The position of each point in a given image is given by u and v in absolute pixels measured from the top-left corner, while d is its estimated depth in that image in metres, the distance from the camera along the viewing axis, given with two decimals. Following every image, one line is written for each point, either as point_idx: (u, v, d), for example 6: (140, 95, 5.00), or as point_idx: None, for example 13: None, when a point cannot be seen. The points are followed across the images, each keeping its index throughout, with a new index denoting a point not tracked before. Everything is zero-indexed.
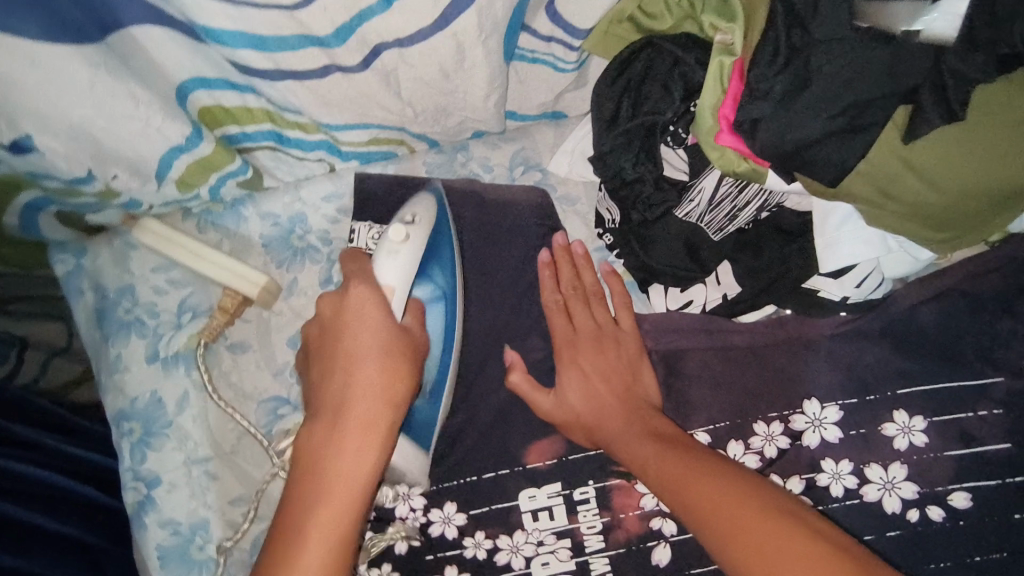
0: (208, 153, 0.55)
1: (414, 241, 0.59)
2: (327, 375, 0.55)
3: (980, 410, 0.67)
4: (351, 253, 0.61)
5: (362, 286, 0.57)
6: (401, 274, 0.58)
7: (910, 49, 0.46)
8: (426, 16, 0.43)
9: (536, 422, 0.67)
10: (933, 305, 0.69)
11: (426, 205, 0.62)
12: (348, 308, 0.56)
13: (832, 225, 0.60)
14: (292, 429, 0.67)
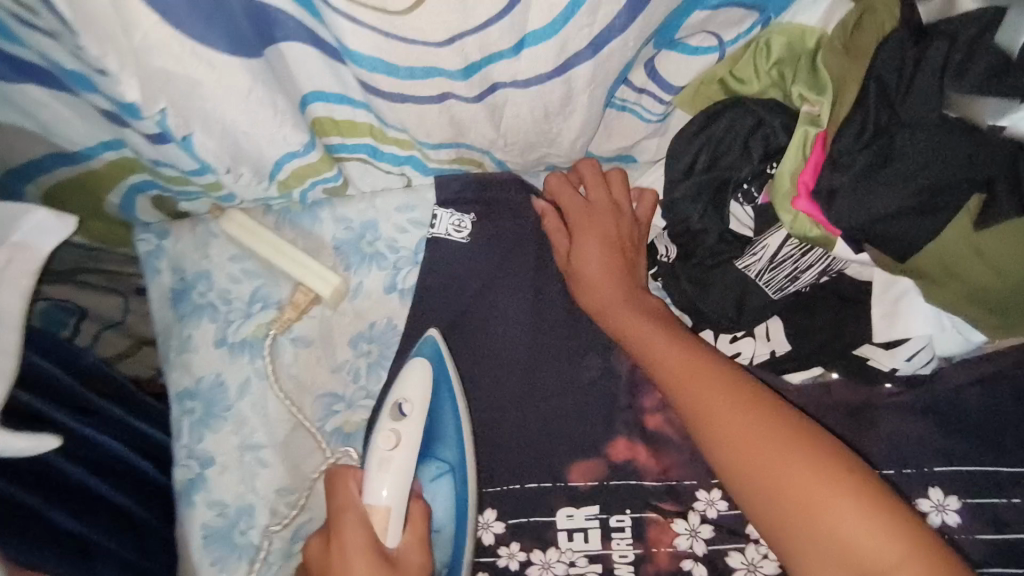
0: (314, 161, 0.60)
1: (404, 448, 0.63)
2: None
3: (1014, 497, 0.66)
4: (332, 471, 0.64)
5: (351, 518, 0.59)
6: (396, 492, 0.61)
7: (992, 141, 0.48)
8: (548, 62, 0.45)
9: (577, 447, 0.70)
10: (977, 390, 0.69)
11: (420, 376, 0.66)
12: (333, 564, 0.57)
13: (889, 295, 0.62)
14: (342, 426, 0.70)
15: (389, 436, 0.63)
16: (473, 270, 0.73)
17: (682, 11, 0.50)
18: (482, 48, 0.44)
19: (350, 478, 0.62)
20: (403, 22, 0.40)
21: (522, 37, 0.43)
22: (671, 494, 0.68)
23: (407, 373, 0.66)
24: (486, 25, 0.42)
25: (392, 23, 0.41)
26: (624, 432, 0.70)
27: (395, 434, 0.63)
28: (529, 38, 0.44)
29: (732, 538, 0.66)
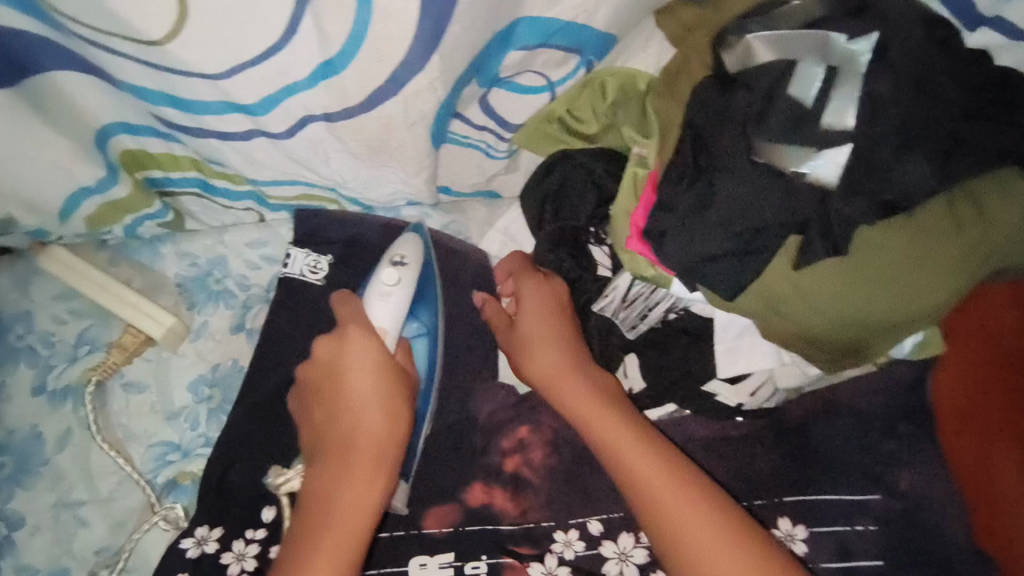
0: (122, 197, 0.58)
1: (404, 286, 0.61)
2: (324, 410, 0.59)
3: (858, 525, 0.70)
4: (340, 294, 0.64)
5: (356, 329, 0.60)
6: (391, 315, 0.61)
7: (800, 187, 0.50)
8: (355, 96, 0.44)
9: (433, 489, 0.69)
10: (823, 420, 0.74)
11: (412, 244, 0.64)
12: (343, 354, 0.59)
13: (730, 334, 0.64)
14: (176, 477, 0.64)
15: (392, 274, 0.61)
16: (327, 305, 0.69)
17: (496, 49, 0.45)
18: (263, 84, 0.43)
19: (354, 300, 0.63)
20: (163, 52, 0.41)
21: (318, 66, 0.42)
22: (529, 538, 0.67)
23: (399, 238, 0.64)
24: (273, 53, 0.41)
25: (151, 54, 0.42)
26: (485, 474, 0.69)
27: (399, 274, 0.61)
28: (326, 67, 0.42)
29: None
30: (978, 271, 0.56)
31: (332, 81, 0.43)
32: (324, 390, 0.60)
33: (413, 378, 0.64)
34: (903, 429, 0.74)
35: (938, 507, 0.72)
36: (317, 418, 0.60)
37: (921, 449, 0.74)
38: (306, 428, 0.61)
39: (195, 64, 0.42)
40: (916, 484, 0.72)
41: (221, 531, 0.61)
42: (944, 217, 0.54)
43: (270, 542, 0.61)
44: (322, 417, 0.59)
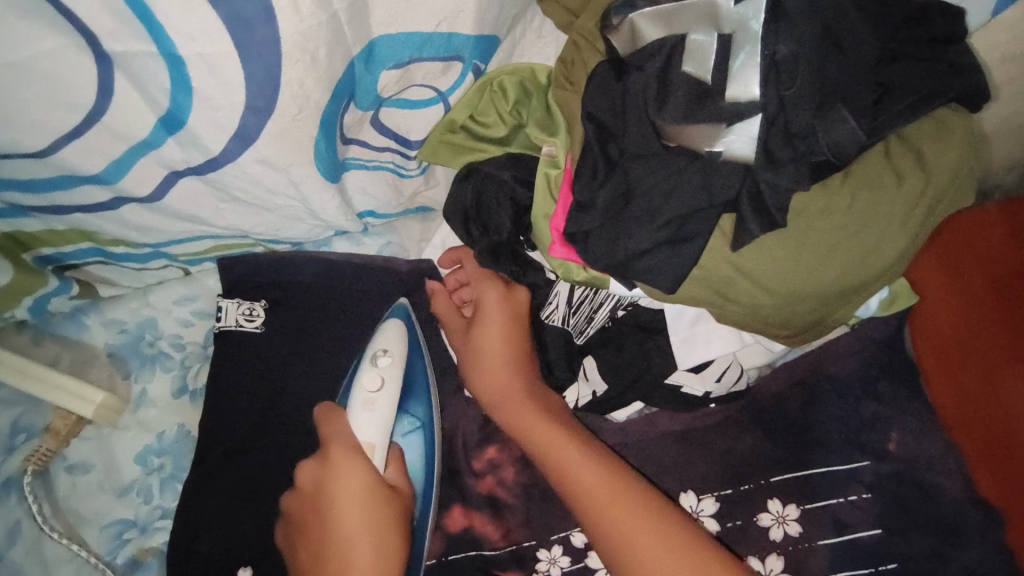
0: (10, 281, 0.54)
1: (388, 391, 0.61)
2: (305, 548, 0.57)
3: (850, 495, 0.68)
4: (324, 408, 0.62)
5: (339, 445, 0.58)
6: (378, 430, 0.59)
7: (718, 164, 0.47)
8: (220, 137, 0.41)
9: None
10: (797, 391, 0.72)
11: (396, 333, 0.63)
12: (325, 478, 0.57)
13: (682, 326, 0.59)
14: (136, 554, 0.62)
15: (373, 377, 0.60)
16: (275, 353, 0.67)
17: (362, 69, 0.43)
18: (96, 150, 0.42)
19: (339, 410, 0.61)
20: None
21: (165, 115, 0.39)
22: (513, 561, 0.65)
23: (381, 329, 0.64)
24: (101, 110, 0.39)
25: None
26: (459, 500, 0.66)
27: (381, 376, 0.61)
28: (175, 116, 0.39)
29: None
30: (928, 222, 0.53)
31: (189, 130, 0.40)
32: (308, 528, 0.57)
33: (408, 500, 0.60)
34: (884, 387, 0.72)
35: (929, 464, 0.69)
36: (300, 560, 0.57)
37: (905, 406, 0.72)
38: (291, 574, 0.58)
39: (15, 143, 0.41)
40: (905, 445, 0.70)
41: None
42: (883, 171, 0.51)
43: None
44: (307, 556, 0.57)
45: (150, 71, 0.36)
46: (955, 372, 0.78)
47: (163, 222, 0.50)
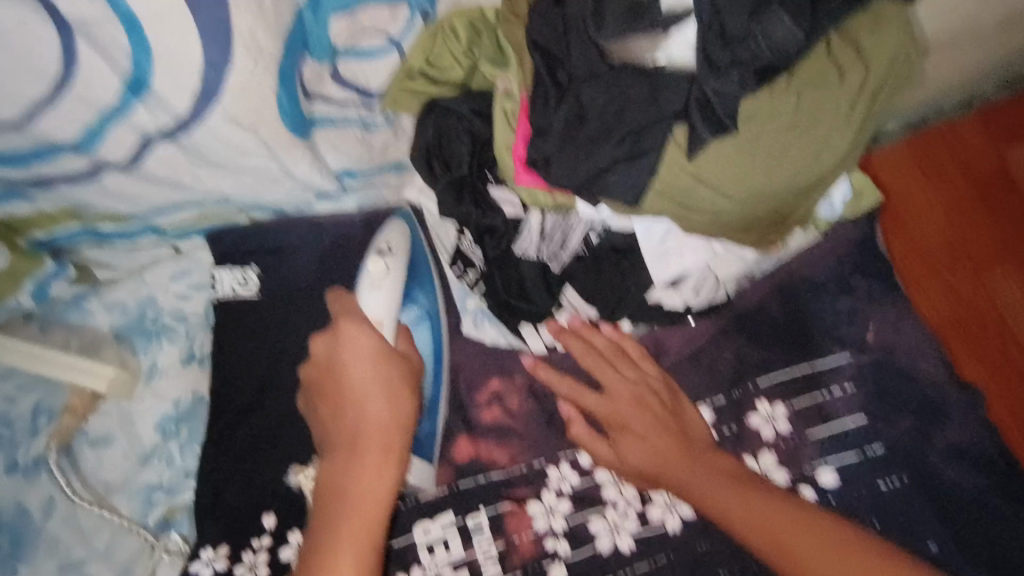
0: (9, 264, 0.61)
1: (394, 274, 0.63)
2: (333, 423, 0.61)
3: (834, 387, 0.71)
4: (336, 296, 0.67)
5: (349, 321, 0.63)
6: (384, 307, 0.63)
7: (666, 76, 0.50)
8: (187, 92, 0.44)
9: None
10: (778, 296, 0.74)
11: (399, 233, 0.65)
12: (337, 351, 0.63)
13: (655, 240, 0.62)
14: (166, 514, 0.66)
15: (379, 265, 0.62)
16: (273, 315, 0.70)
17: (312, 19, 0.48)
18: (68, 119, 0.45)
19: (352, 301, 0.65)
20: None
21: (131, 74, 0.43)
22: (520, 482, 0.69)
23: (385, 228, 0.66)
24: (70, 80, 0.42)
25: None
26: (464, 432, 0.70)
27: (386, 265, 0.63)
28: (142, 74, 0.43)
29: (590, 506, 0.68)
30: (874, 111, 0.55)
31: (157, 87, 0.43)
32: (348, 443, 0.60)
33: (416, 364, 0.65)
34: (858, 282, 0.75)
35: (907, 351, 0.73)
36: (321, 411, 0.63)
37: (880, 300, 0.75)
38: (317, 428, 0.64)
39: None
40: (881, 335, 0.73)
41: (227, 547, 0.64)
42: (826, 69, 0.53)
43: (278, 546, 0.64)
44: (329, 412, 0.62)
45: (110, 35, 0.41)
46: (935, 272, 0.83)
47: (144, 189, 0.53)
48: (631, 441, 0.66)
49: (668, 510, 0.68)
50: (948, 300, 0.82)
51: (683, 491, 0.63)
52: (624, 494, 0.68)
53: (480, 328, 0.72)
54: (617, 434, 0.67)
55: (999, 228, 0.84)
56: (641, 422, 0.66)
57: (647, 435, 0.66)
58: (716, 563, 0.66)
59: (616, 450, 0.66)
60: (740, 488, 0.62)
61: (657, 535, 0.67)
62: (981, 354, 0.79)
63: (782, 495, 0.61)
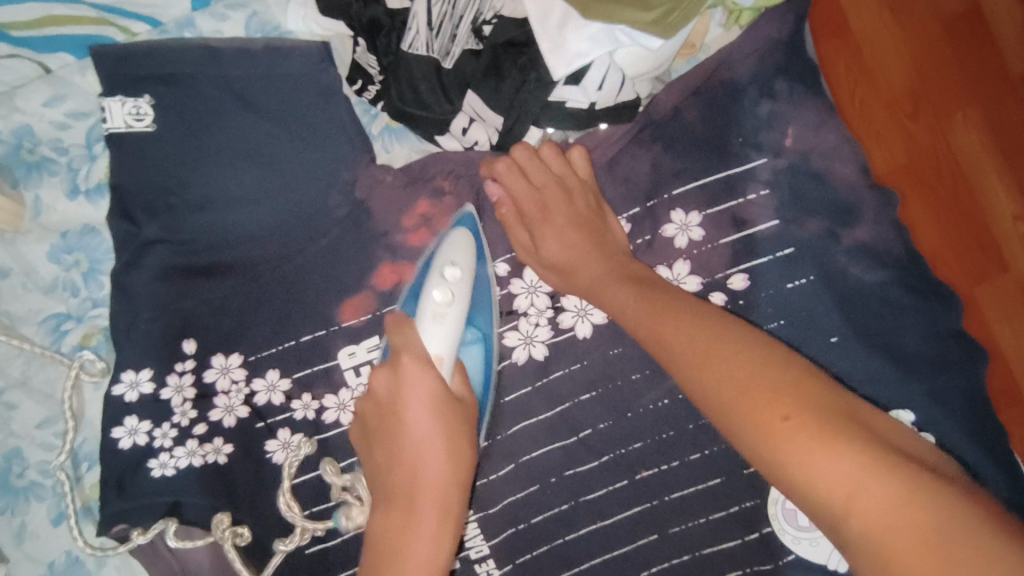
0: None
1: (457, 302, 0.60)
2: (387, 452, 0.58)
3: (750, 194, 0.69)
4: (394, 316, 0.61)
5: (412, 358, 0.58)
6: (448, 343, 0.59)
7: None
8: None
9: (339, 279, 0.67)
10: (694, 101, 0.70)
11: (463, 244, 0.62)
12: (402, 391, 0.58)
13: (551, 25, 0.59)
14: (81, 340, 0.66)
15: (446, 291, 0.59)
16: (157, 144, 0.66)
17: None
18: None
19: (410, 320, 0.60)
20: None
21: None
22: None
23: (451, 239, 0.62)
24: None
25: None
26: (377, 248, 0.67)
27: (452, 291, 0.59)
28: None
29: (505, 320, 0.68)
30: None
31: None
32: (386, 426, 0.58)
33: (473, 412, 0.60)
34: (780, 84, 0.71)
35: (824, 153, 0.71)
36: (377, 457, 0.58)
37: (802, 102, 0.71)
38: (364, 464, 0.60)
39: None
40: (800, 138, 0.70)
41: (150, 372, 0.65)
42: None
43: (201, 369, 0.65)
44: (383, 460, 0.58)
45: None
46: (902, 120, 0.77)
47: None
48: (551, 235, 0.65)
49: (579, 317, 0.68)
50: (909, 151, 0.77)
51: (598, 283, 0.63)
52: (536, 304, 0.68)
53: (391, 152, 0.69)
54: (538, 224, 0.65)
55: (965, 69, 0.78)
56: (562, 217, 0.65)
57: (564, 227, 0.65)
58: (630, 367, 0.68)
59: (534, 240, 0.66)
60: (665, 309, 0.59)
61: (569, 341, 0.68)
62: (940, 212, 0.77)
63: (725, 320, 0.57)
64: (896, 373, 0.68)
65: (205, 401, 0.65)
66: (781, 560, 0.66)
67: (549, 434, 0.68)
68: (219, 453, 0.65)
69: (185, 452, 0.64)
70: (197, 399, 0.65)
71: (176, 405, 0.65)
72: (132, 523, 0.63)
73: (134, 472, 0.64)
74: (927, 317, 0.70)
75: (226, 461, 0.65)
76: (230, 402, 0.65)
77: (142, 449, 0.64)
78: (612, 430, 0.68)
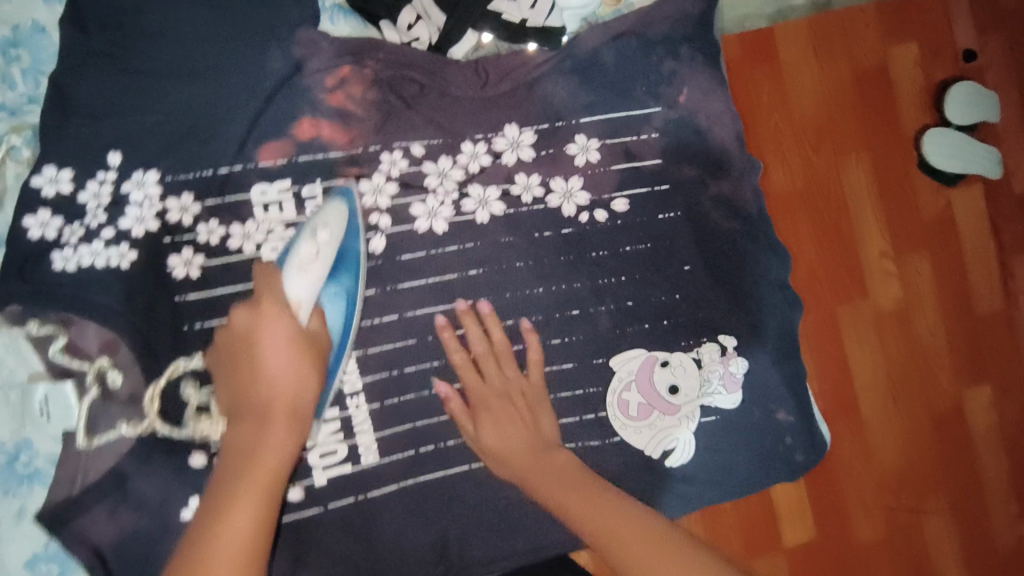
0: None
1: (322, 257, 0.72)
2: (241, 375, 0.69)
3: (643, 134, 0.82)
4: (262, 266, 0.74)
5: (273, 300, 0.71)
6: (306, 289, 0.71)
7: None
8: None
9: (271, 121, 0.76)
10: (611, 46, 0.82)
11: (338, 213, 0.74)
12: (260, 326, 0.69)
13: None
14: (12, 131, 0.72)
15: (312, 248, 0.71)
16: None
17: None
18: None
19: (277, 270, 0.73)
20: None
21: None
22: (357, 159, 0.77)
23: (326, 207, 0.74)
24: None
25: None
26: (309, 111, 0.76)
27: (317, 247, 0.71)
28: None
29: (413, 191, 0.78)
30: None
31: None
32: (241, 352, 0.70)
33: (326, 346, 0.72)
34: (684, 50, 0.84)
35: (709, 116, 0.84)
36: (234, 382, 0.69)
37: (698, 68, 0.84)
38: (225, 390, 0.70)
39: None
40: (692, 98, 0.84)
41: (71, 173, 0.72)
42: None
43: (121, 180, 0.73)
44: (240, 383, 0.69)
45: None
46: (806, 144, 0.99)
47: None
48: None
49: (480, 205, 0.79)
50: (801, 180, 0.99)
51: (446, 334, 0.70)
52: (445, 186, 0.79)
53: (335, 24, 0.79)
54: None
55: (859, 112, 1.01)
56: None
57: None
58: (515, 256, 0.80)
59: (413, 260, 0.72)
60: (535, 446, 0.76)
61: (467, 223, 0.79)
62: (816, 227, 0.99)
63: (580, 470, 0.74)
64: (725, 302, 0.84)
65: (118, 209, 0.72)
66: (609, 437, 0.83)
67: (433, 300, 0.79)
68: (123, 259, 0.72)
69: (90, 251, 0.72)
70: (111, 206, 0.72)
71: (91, 208, 0.72)
72: (31, 311, 0.70)
73: (39, 260, 0.70)
74: (763, 266, 0.85)
75: (128, 267, 0.72)
76: (142, 214, 0.73)
77: (48, 242, 0.71)
78: (490, 305, 0.80)
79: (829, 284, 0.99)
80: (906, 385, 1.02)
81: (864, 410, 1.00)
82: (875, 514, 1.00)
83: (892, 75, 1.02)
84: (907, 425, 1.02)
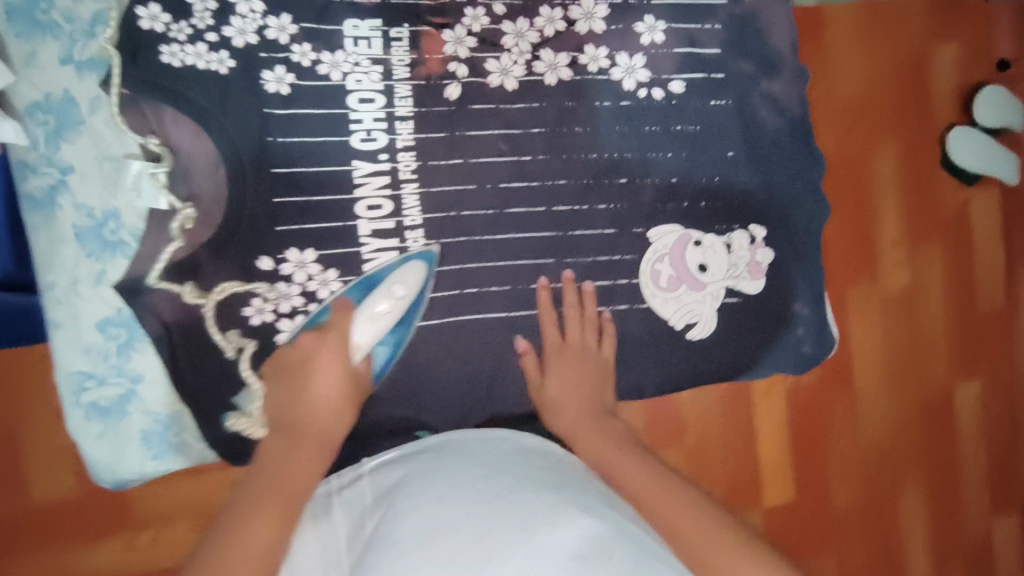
0: None
1: (390, 314, 0.80)
2: (287, 399, 0.75)
3: (707, 25, 0.89)
4: (342, 298, 0.81)
5: (334, 337, 0.78)
6: (368, 337, 0.79)
7: None
8: None
9: None
10: None
11: (417, 276, 0.81)
12: (318, 357, 0.77)
13: None
14: None
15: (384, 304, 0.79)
16: None
17: None
18: None
19: (350, 308, 0.80)
20: None
21: None
22: (444, 10, 0.84)
23: (409, 267, 0.82)
24: None
25: None
26: None
27: (392, 305, 0.80)
28: None
29: (490, 48, 0.85)
30: None
31: None
32: (292, 370, 0.77)
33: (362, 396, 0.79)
34: None
35: (768, 17, 0.92)
36: (279, 398, 0.76)
37: None
38: (272, 400, 0.76)
39: None
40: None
41: None
42: None
43: None
44: (286, 396, 0.75)
45: None
46: (847, 127, 1.07)
47: None
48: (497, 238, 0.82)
49: (550, 69, 0.86)
50: (836, 160, 1.07)
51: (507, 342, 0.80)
52: (520, 47, 0.85)
53: None
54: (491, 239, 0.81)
55: (901, 103, 1.09)
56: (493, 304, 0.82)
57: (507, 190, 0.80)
58: (575, 121, 0.87)
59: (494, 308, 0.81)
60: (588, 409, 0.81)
61: (535, 82, 0.86)
62: (842, 204, 1.08)
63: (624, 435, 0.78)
64: (760, 191, 0.92)
65: (224, 15, 0.79)
66: (638, 302, 0.89)
67: (495, 149, 0.85)
68: (222, 64, 0.79)
69: (194, 51, 0.78)
70: (217, 12, 0.79)
71: (198, 10, 0.78)
72: (134, 93, 0.77)
73: (147, 49, 0.77)
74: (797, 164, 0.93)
75: (227, 72, 0.79)
76: (244, 27, 0.79)
77: (157, 34, 0.77)
78: (547, 163, 0.86)
79: (846, 262, 1.08)
80: (903, 362, 1.12)
81: (860, 382, 1.11)
82: (853, 484, 1.12)
83: (934, 73, 1.10)
84: (897, 398, 1.13)
